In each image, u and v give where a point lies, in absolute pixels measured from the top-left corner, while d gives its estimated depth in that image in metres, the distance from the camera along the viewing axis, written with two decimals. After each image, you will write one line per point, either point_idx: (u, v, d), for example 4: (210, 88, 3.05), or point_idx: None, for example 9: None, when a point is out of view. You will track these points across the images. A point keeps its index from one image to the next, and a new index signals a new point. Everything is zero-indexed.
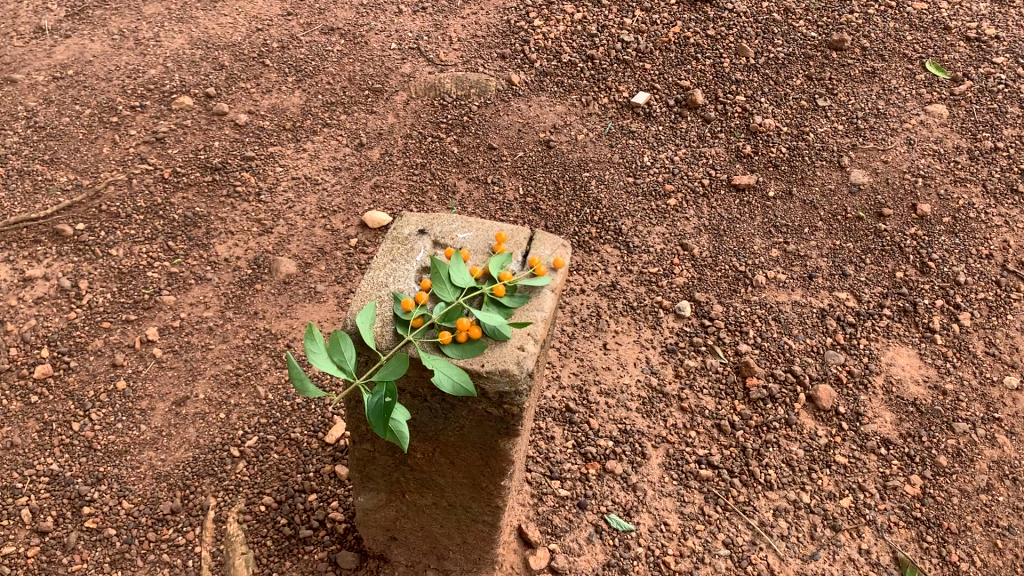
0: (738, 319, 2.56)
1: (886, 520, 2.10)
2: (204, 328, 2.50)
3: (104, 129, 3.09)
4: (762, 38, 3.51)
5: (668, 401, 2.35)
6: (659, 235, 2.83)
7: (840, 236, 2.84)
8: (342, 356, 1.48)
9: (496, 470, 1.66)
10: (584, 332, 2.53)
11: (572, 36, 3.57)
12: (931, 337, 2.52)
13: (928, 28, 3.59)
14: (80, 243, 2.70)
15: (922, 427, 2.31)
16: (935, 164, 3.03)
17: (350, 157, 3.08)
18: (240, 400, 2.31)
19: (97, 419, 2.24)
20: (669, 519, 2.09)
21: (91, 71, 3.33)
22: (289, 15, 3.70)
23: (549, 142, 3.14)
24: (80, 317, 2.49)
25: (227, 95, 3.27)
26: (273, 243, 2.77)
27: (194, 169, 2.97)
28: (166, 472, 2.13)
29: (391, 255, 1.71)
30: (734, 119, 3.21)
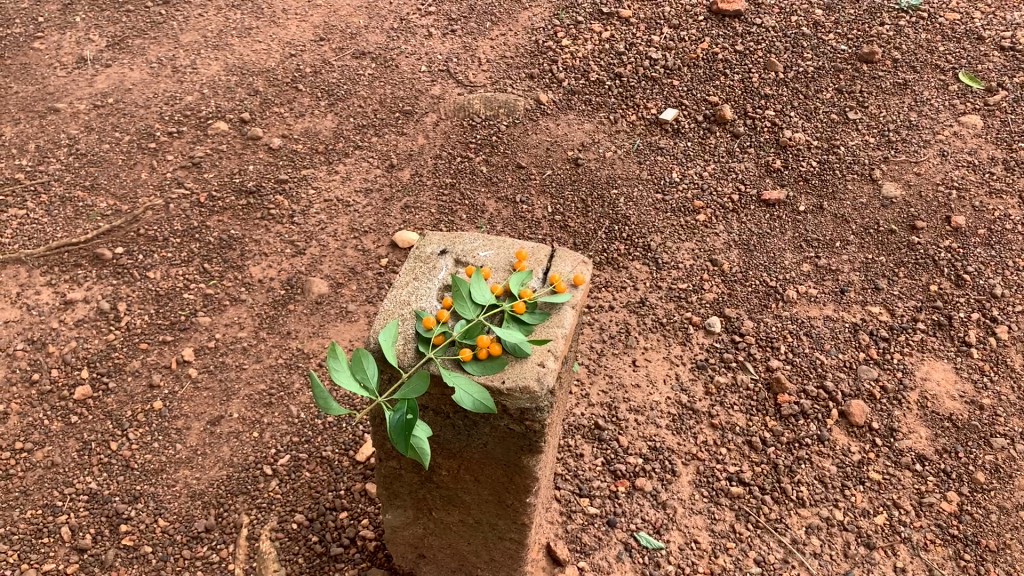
0: (770, 334, 2.55)
1: (922, 537, 2.07)
2: (238, 348, 2.55)
3: (142, 155, 3.18)
4: (791, 52, 3.50)
5: (698, 418, 2.34)
6: (688, 251, 2.83)
7: (872, 249, 2.81)
8: (364, 373, 1.50)
9: (521, 487, 1.67)
10: (613, 349, 2.53)
11: (600, 55, 3.59)
12: (967, 351, 2.48)
13: (961, 38, 3.55)
14: (119, 267, 2.77)
15: (959, 443, 2.27)
16: (969, 175, 2.99)
17: (381, 179, 3.12)
18: (273, 419, 2.35)
19: (134, 438, 2.29)
20: (700, 536, 2.08)
21: (131, 99, 3.42)
22: (322, 40, 3.77)
23: (577, 160, 3.16)
24: (119, 338, 2.55)
25: (261, 120, 3.34)
26: (306, 264, 2.81)
27: (230, 193, 3.03)
28: (201, 490, 2.17)
29: (413, 274, 1.74)
30: (764, 134, 3.20)
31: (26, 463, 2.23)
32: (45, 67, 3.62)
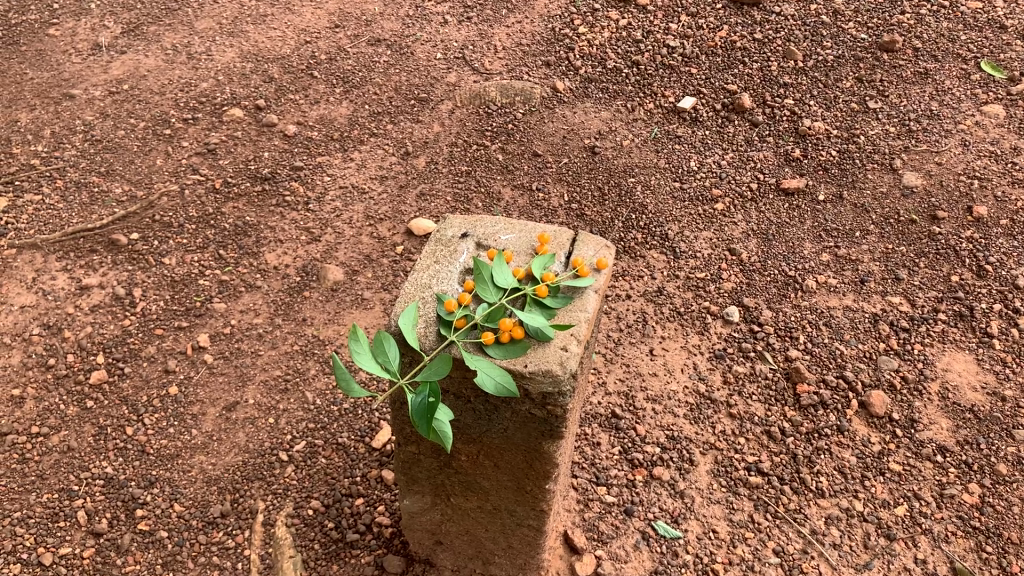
0: (789, 324, 2.52)
1: (943, 529, 2.04)
2: (254, 335, 2.54)
3: (158, 141, 3.17)
4: (810, 41, 3.46)
5: (716, 408, 2.32)
6: (706, 240, 2.80)
7: (893, 240, 2.77)
8: (386, 357, 1.48)
9: (540, 473, 1.66)
10: (631, 338, 2.51)
11: (617, 42, 3.56)
12: (989, 343, 2.45)
13: (983, 28, 3.50)
14: (135, 253, 2.77)
15: (980, 434, 2.24)
16: (991, 165, 2.95)
17: (397, 166, 3.10)
18: (288, 405, 2.34)
19: (150, 423, 2.29)
20: (718, 526, 2.06)
21: (146, 86, 3.41)
22: (337, 27, 3.74)
23: (594, 148, 3.12)
24: (134, 324, 2.54)
25: (276, 107, 3.32)
26: (321, 251, 2.80)
27: (245, 180, 3.02)
28: (216, 476, 2.17)
29: (434, 257, 1.72)
30: (783, 123, 3.16)
31: (42, 447, 2.22)
32: (60, 54, 3.61)
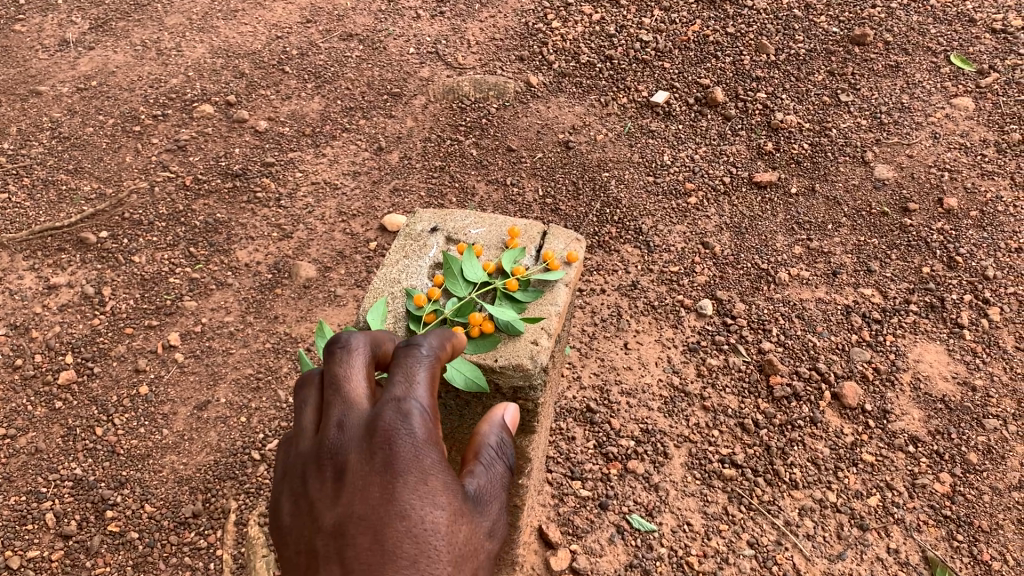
0: (762, 316, 2.52)
1: (915, 518, 2.06)
2: (225, 333, 2.51)
3: (127, 138, 3.12)
4: (782, 35, 3.47)
5: (690, 401, 2.32)
6: (679, 234, 2.79)
7: (865, 232, 2.78)
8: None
9: (513, 469, 1.71)
10: (605, 332, 2.50)
11: (590, 37, 3.55)
12: (960, 333, 2.47)
13: (952, 21, 3.52)
14: (103, 251, 2.73)
15: (951, 424, 2.25)
16: (961, 158, 2.97)
17: (370, 162, 3.08)
18: (261, 404, 2.32)
19: (119, 423, 2.25)
20: (693, 519, 2.06)
21: (114, 82, 3.37)
22: (308, 22, 3.71)
23: (567, 143, 3.11)
24: (103, 323, 2.51)
25: (247, 102, 3.28)
26: (293, 248, 2.77)
27: (215, 176, 2.99)
28: (188, 475, 2.14)
29: (403, 252, 1.70)
30: (755, 116, 3.17)
31: (9, 449, 2.19)
32: (26, 50, 3.56)
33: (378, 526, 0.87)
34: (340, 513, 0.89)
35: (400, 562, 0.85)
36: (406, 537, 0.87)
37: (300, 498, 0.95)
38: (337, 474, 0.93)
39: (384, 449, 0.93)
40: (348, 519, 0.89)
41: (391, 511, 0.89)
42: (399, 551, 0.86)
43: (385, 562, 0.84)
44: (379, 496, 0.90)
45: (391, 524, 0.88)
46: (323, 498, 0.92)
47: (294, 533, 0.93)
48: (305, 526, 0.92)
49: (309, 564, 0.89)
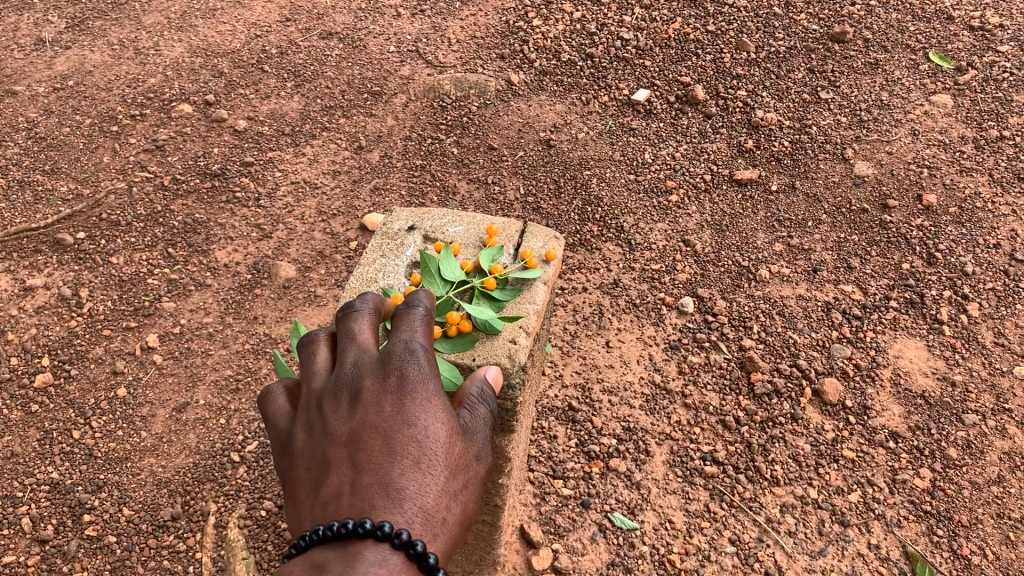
0: (742, 313, 2.52)
1: (896, 514, 2.06)
2: (204, 334, 2.48)
3: (104, 138, 3.09)
4: (762, 33, 3.47)
5: (672, 399, 2.32)
6: (661, 232, 2.79)
7: (845, 228, 2.79)
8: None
9: (493, 468, 1.70)
10: (587, 331, 2.50)
11: (571, 35, 3.53)
12: (939, 329, 2.48)
13: (931, 19, 3.53)
14: (81, 252, 2.70)
15: (931, 420, 2.26)
16: (940, 154, 2.98)
17: (350, 161, 3.06)
18: (240, 405, 2.30)
19: (97, 427, 2.23)
20: (674, 516, 2.06)
21: (92, 82, 3.33)
22: (288, 21, 3.68)
23: (549, 141, 3.10)
24: (80, 325, 2.48)
25: (226, 102, 3.25)
26: (273, 248, 2.75)
27: (194, 176, 2.96)
28: (166, 478, 2.12)
29: (380, 251, 1.69)
30: (736, 114, 3.17)
31: None
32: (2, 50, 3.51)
33: (388, 435, 0.98)
34: (353, 424, 1.00)
35: (408, 461, 0.96)
36: (413, 446, 0.98)
37: (313, 420, 1.05)
38: (351, 396, 1.03)
39: (395, 376, 1.04)
40: (361, 431, 0.99)
41: (399, 426, 0.99)
42: (406, 455, 0.97)
43: (394, 463, 0.95)
44: (388, 412, 1.00)
45: (402, 432, 0.99)
46: (337, 415, 1.02)
47: (307, 450, 1.02)
48: (318, 441, 1.01)
49: (321, 474, 0.97)
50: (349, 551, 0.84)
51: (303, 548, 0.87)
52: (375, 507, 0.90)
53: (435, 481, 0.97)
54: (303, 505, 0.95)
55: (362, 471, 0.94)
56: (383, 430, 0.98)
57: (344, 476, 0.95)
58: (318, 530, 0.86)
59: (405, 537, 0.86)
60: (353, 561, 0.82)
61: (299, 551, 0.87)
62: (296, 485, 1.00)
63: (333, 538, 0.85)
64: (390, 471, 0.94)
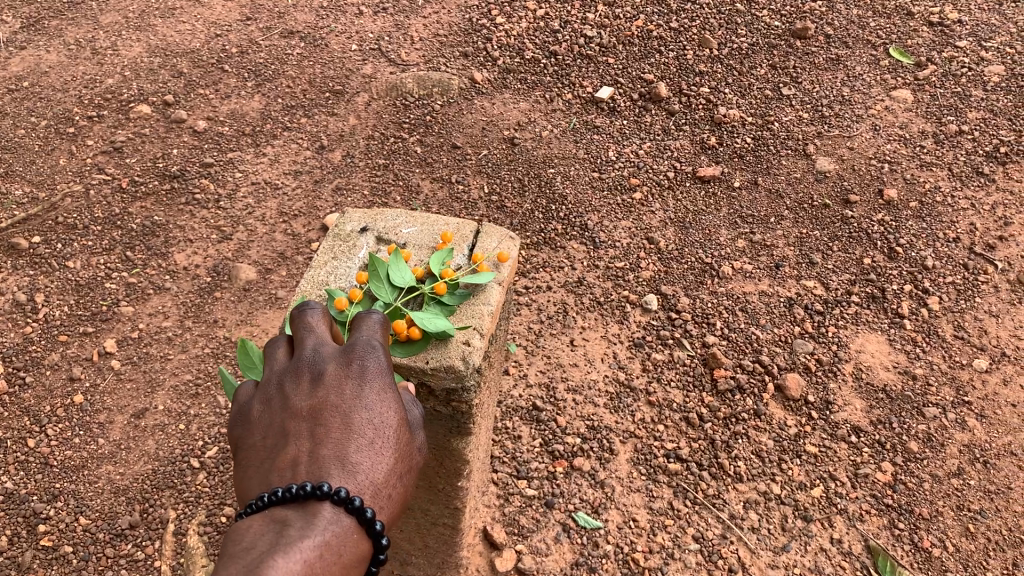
0: (706, 310, 2.51)
1: (858, 508, 2.07)
2: (163, 338, 2.44)
3: (61, 140, 3.03)
4: (725, 29, 3.47)
5: (636, 396, 2.31)
6: (625, 229, 2.78)
7: (807, 224, 2.79)
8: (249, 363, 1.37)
9: (452, 471, 1.67)
10: (551, 329, 2.48)
11: (534, 32, 3.51)
12: (900, 323, 2.49)
13: (891, 15, 3.55)
14: (36, 257, 2.65)
15: (893, 413, 2.27)
16: (900, 149, 3.00)
17: (312, 161, 3.02)
18: (200, 410, 2.26)
19: (53, 434, 2.19)
20: (638, 514, 2.05)
21: (47, 83, 3.27)
22: (248, 20, 3.62)
23: (512, 139, 3.08)
24: (36, 331, 2.44)
25: (185, 102, 3.20)
26: (233, 250, 2.71)
27: (153, 178, 2.91)
28: (124, 486, 2.08)
29: (332, 253, 1.66)
30: (699, 111, 3.17)
31: None
32: None
33: (348, 412, 0.96)
34: (314, 399, 0.98)
35: (365, 441, 0.95)
36: (371, 426, 0.96)
37: (267, 395, 1.01)
38: (312, 374, 1.01)
39: (358, 360, 1.02)
40: (319, 406, 0.97)
41: (358, 407, 0.97)
42: (363, 435, 0.95)
43: (351, 441, 0.94)
44: (350, 392, 0.98)
45: (360, 415, 0.97)
46: (297, 388, 1.00)
47: (262, 419, 0.99)
48: (272, 414, 0.98)
49: (274, 445, 0.95)
50: (305, 512, 0.83)
51: (254, 509, 0.85)
52: (328, 474, 0.89)
53: (388, 462, 0.96)
54: (252, 472, 0.93)
55: (320, 444, 0.93)
56: (343, 407, 0.96)
57: (299, 448, 0.93)
58: (275, 492, 0.85)
59: (359, 504, 0.86)
60: (308, 522, 0.82)
61: (248, 513, 0.85)
62: (246, 451, 0.97)
63: (291, 500, 0.84)
64: (346, 447, 0.92)
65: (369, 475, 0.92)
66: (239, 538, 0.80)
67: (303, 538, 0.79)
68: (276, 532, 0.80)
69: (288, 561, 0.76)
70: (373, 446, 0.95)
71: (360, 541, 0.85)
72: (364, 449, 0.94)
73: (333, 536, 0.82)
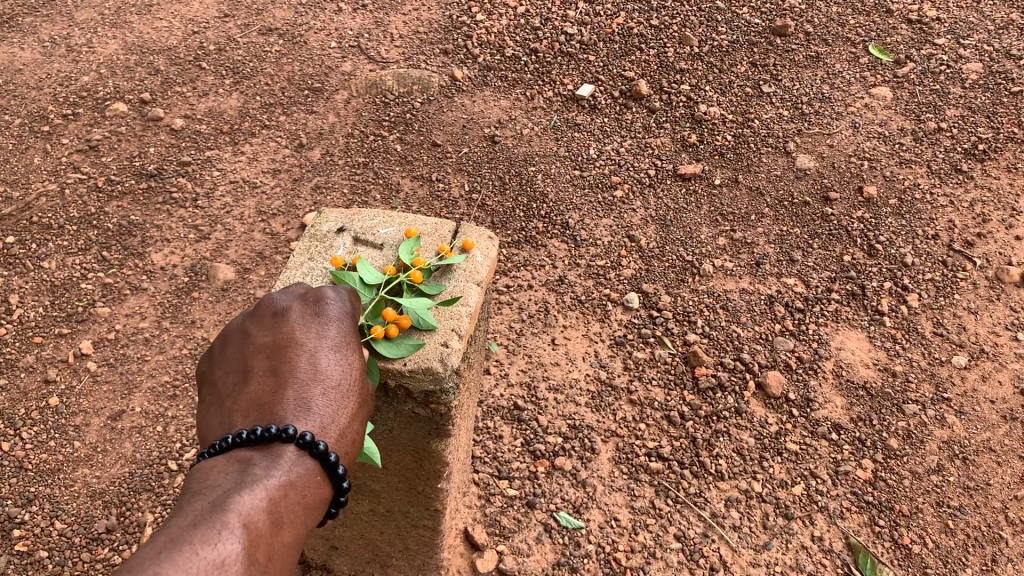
0: (687, 308, 2.51)
1: (839, 505, 2.07)
2: (140, 339, 2.41)
3: (35, 139, 2.99)
4: (706, 26, 3.46)
5: (617, 395, 2.30)
6: (606, 227, 2.77)
7: (788, 221, 2.79)
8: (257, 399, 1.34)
9: (432, 472, 1.66)
10: (532, 328, 2.47)
11: (515, 30, 3.49)
12: (880, 320, 2.49)
13: (870, 12, 3.56)
14: (10, 257, 2.61)
15: (873, 410, 2.27)
16: (880, 146, 3.01)
17: (290, 159, 2.99)
18: (178, 412, 2.23)
19: (28, 438, 2.16)
20: (620, 514, 2.05)
21: (22, 80, 3.22)
22: (226, 16, 3.58)
23: (493, 137, 3.06)
24: (11, 333, 2.40)
25: (162, 100, 3.16)
26: (211, 249, 2.67)
27: (129, 177, 2.87)
28: (101, 489, 2.06)
29: (309, 253, 1.64)
30: (680, 109, 3.16)
31: None
32: None
33: (311, 355, 1.05)
34: (279, 344, 1.07)
35: (328, 385, 1.04)
36: (333, 369, 1.05)
37: (238, 343, 1.11)
38: (278, 323, 1.10)
39: (324, 313, 1.10)
40: (285, 351, 1.06)
41: (323, 354, 1.06)
42: (327, 380, 1.04)
43: (315, 385, 1.03)
44: (314, 341, 1.07)
45: (325, 362, 1.05)
46: (263, 333, 1.09)
47: (232, 360, 1.09)
48: (241, 361, 1.08)
49: (241, 386, 1.05)
50: (268, 453, 0.95)
51: (218, 450, 0.96)
52: (289, 416, 0.99)
53: (353, 406, 1.05)
54: (219, 415, 1.03)
55: (284, 385, 1.02)
56: (305, 349, 1.06)
57: (264, 393, 1.03)
58: (238, 435, 0.96)
59: (320, 450, 0.97)
60: (271, 464, 0.93)
61: (213, 451, 0.96)
62: (217, 389, 1.08)
63: (254, 442, 0.95)
64: (309, 392, 1.02)
65: (332, 418, 1.01)
66: (207, 478, 0.92)
67: (266, 479, 0.91)
68: (240, 472, 0.92)
69: (252, 500, 0.88)
70: (334, 386, 1.04)
71: (321, 483, 0.97)
72: (328, 393, 1.03)
73: (295, 478, 0.94)
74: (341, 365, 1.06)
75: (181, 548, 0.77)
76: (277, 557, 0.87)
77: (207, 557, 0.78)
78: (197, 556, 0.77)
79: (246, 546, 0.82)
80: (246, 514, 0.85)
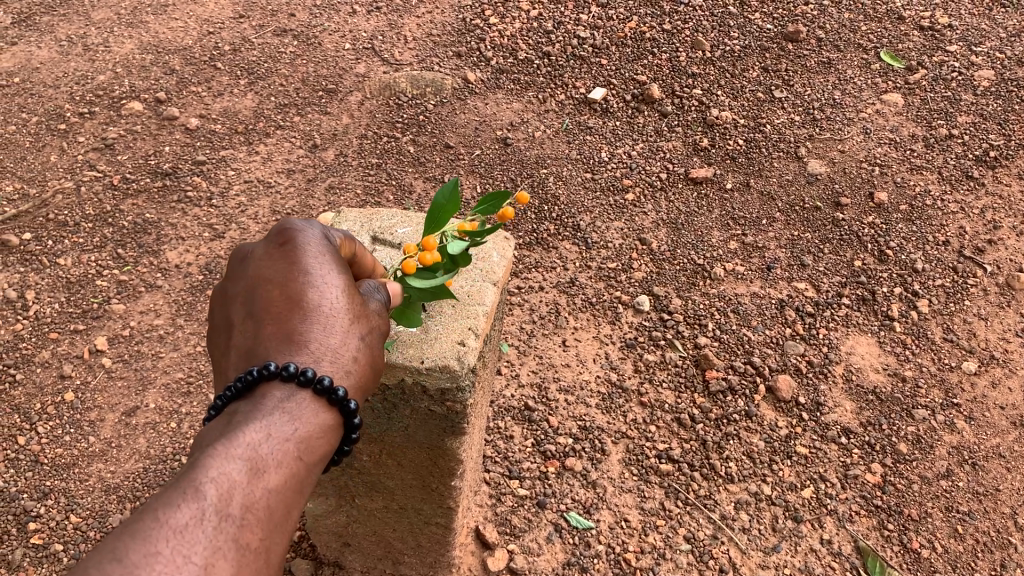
0: (698, 311, 2.52)
1: (848, 509, 2.09)
2: (154, 336, 2.43)
3: (52, 137, 3.02)
4: (717, 31, 3.48)
5: (628, 396, 2.32)
6: (617, 230, 2.79)
7: (799, 226, 2.81)
8: None
9: (445, 470, 1.67)
10: (543, 329, 2.49)
11: (528, 33, 3.51)
12: (890, 325, 2.51)
13: (882, 18, 3.57)
14: (27, 253, 2.64)
15: (882, 414, 2.29)
16: (891, 152, 3.02)
17: (304, 159, 3.01)
18: (191, 409, 2.25)
19: (44, 432, 2.18)
20: (630, 515, 2.06)
21: (39, 78, 3.25)
22: (241, 17, 3.61)
23: (505, 140, 3.09)
24: (27, 328, 2.43)
25: (178, 99, 3.19)
26: (225, 248, 2.70)
27: (145, 176, 2.90)
28: (115, 484, 2.08)
29: None
30: (691, 113, 3.17)
31: None
32: None
33: (285, 288, 1.03)
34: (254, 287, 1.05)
35: (308, 312, 1.01)
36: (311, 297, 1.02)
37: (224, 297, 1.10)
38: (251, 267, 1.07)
39: (290, 240, 1.06)
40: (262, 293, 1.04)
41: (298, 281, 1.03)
42: (307, 307, 1.01)
43: (296, 317, 1.01)
44: (284, 272, 1.04)
45: (299, 289, 1.02)
46: (237, 275, 1.08)
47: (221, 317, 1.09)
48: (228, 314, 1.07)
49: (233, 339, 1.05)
50: (254, 400, 0.94)
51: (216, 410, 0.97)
52: (275, 357, 0.98)
53: (342, 325, 1.03)
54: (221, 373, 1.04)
55: (267, 329, 1.01)
56: (276, 281, 1.04)
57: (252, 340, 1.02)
58: (229, 390, 0.96)
59: (305, 378, 0.95)
60: (254, 411, 0.93)
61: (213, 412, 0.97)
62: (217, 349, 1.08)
63: (242, 391, 0.95)
64: (291, 328, 1.00)
65: (321, 344, 1.00)
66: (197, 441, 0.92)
67: (247, 426, 0.90)
68: (225, 427, 0.91)
69: (229, 448, 0.86)
70: (316, 313, 1.01)
71: (318, 412, 0.96)
72: (311, 321, 1.01)
73: (281, 415, 0.93)
74: (316, 285, 1.03)
75: (142, 517, 0.75)
76: (261, 504, 0.85)
77: (176, 517, 0.76)
78: (161, 523, 0.75)
79: (221, 497, 0.81)
80: (219, 467, 0.83)
